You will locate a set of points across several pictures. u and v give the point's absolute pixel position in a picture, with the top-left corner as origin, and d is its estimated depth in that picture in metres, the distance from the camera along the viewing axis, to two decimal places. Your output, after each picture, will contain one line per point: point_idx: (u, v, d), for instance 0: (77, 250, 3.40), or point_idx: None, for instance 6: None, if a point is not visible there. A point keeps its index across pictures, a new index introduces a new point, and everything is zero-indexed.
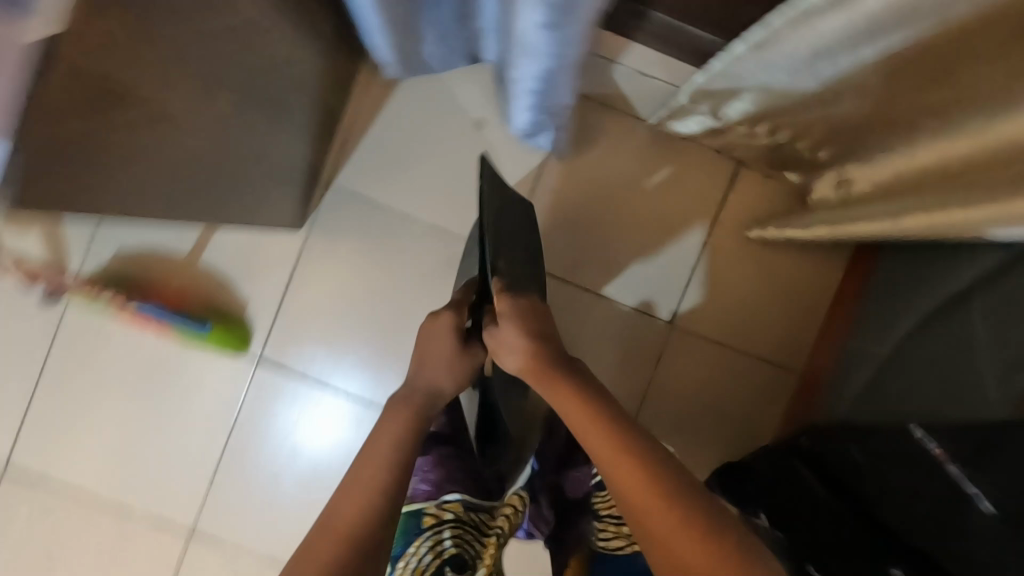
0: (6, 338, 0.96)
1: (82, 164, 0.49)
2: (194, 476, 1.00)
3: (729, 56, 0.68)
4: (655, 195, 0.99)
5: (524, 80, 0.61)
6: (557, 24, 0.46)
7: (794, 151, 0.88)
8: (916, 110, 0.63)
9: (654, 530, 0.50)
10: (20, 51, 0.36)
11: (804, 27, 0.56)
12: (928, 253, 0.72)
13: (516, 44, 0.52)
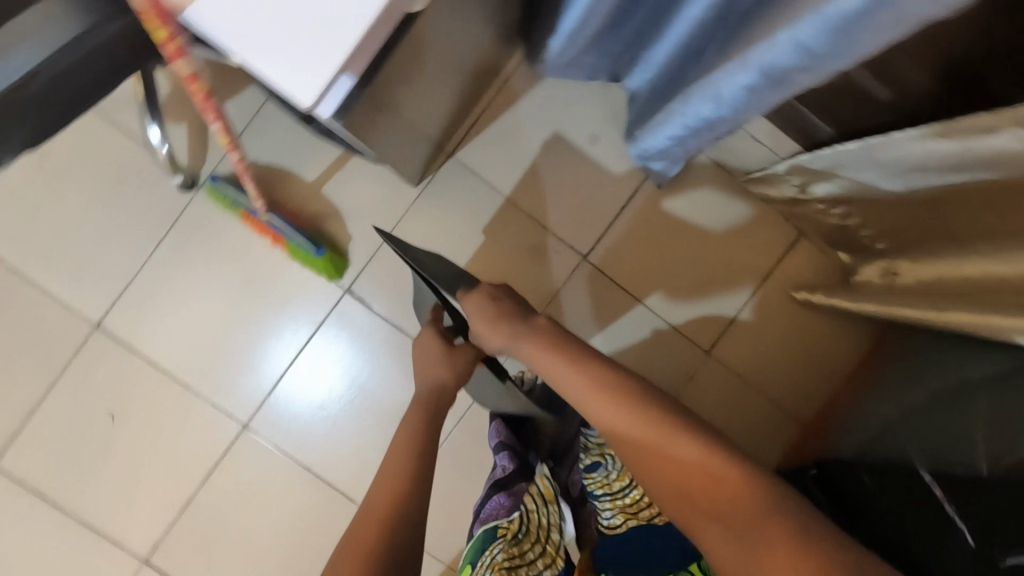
0: (133, 212, 1.06)
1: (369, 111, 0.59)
2: (245, 382, 1.11)
3: (844, 149, 0.83)
4: (723, 241, 1.13)
5: (688, 114, 0.74)
6: (756, 93, 0.59)
7: (854, 235, 1.02)
8: (979, 227, 0.77)
9: (661, 457, 0.62)
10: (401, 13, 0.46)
11: (918, 143, 0.71)
12: (950, 346, 0.86)
13: (708, 89, 0.65)
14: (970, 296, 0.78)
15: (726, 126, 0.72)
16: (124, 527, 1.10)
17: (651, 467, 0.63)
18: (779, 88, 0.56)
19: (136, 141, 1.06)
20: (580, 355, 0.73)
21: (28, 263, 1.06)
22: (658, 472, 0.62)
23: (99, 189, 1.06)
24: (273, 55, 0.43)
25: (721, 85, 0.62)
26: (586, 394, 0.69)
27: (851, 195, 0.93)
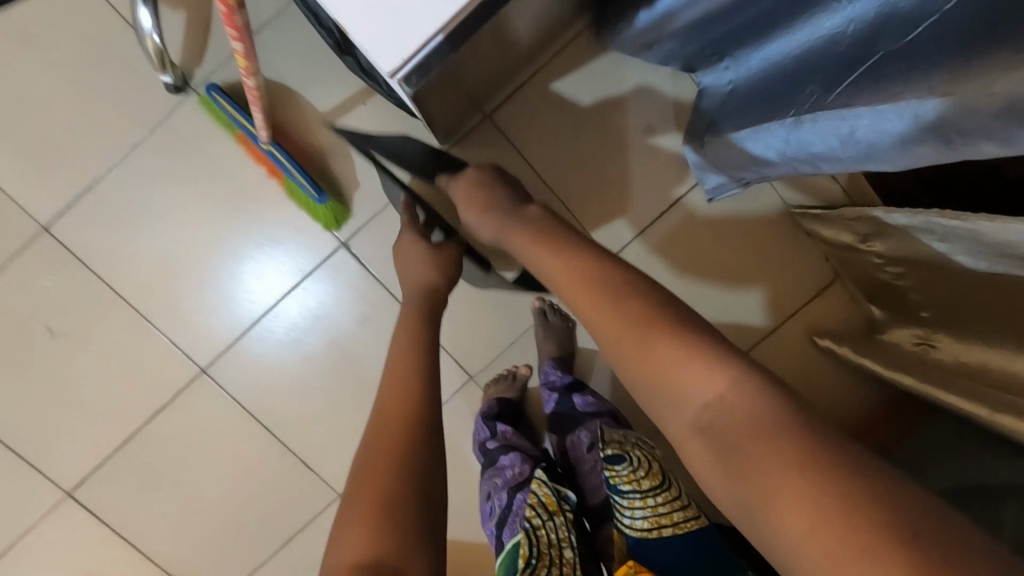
0: (106, 104, 0.90)
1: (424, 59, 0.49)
2: (204, 319, 0.98)
3: (916, 216, 0.74)
4: (756, 269, 1.05)
5: (797, 135, 0.64)
6: (916, 141, 0.49)
7: (897, 296, 0.95)
8: None
9: (660, 362, 0.55)
10: None
11: (995, 225, 0.62)
12: (982, 441, 0.81)
13: (848, 113, 0.55)
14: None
15: (835, 168, 0.63)
16: (52, 455, 0.98)
17: (621, 351, 0.58)
18: (953, 149, 0.47)
19: (121, 20, 0.88)
20: (564, 244, 0.67)
21: None
22: (628, 357, 0.57)
23: (67, 69, 0.89)
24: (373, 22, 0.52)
25: (871, 117, 0.53)
26: (565, 280, 0.64)
27: (908, 262, 0.85)
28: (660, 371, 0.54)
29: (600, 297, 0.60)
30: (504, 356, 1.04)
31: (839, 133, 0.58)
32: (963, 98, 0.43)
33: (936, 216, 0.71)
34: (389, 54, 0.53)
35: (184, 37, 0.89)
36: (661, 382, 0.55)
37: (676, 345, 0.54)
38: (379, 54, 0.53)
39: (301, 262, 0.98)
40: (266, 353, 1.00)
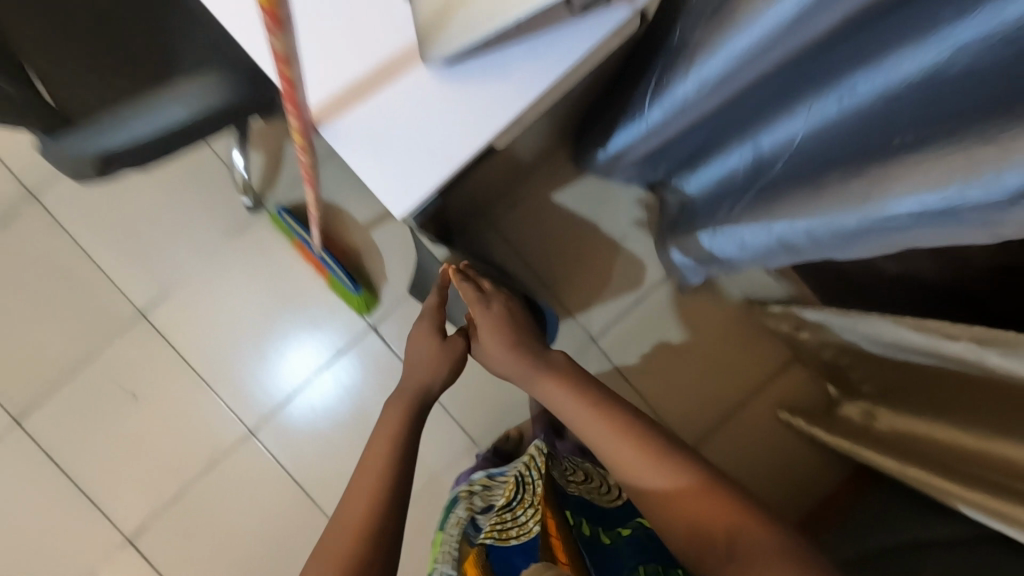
0: (196, 218, 1.17)
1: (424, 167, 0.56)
2: (254, 388, 1.19)
3: (834, 316, 0.90)
4: (724, 350, 1.22)
5: (717, 241, 0.84)
6: (779, 249, 0.69)
7: (844, 374, 1.09)
8: (953, 399, 0.84)
9: (692, 514, 0.62)
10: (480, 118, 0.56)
11: (892, 327, 0.77)
12: (923, 503, 0.90)
13: (740, 229, 0.75)
14: (937, 463, 0.84)
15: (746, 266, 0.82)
16: (116, 500, 1.16)
17: (638, 484, 0.68)
18: (804, 253, 0.66)
19: (218, 156, 1.17)
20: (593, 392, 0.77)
21: (94, 243, 1.16)
22: (644, 493, 0.68)
23: (171, 193, 1.17)
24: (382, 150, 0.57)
25: (752, 233, 0.72)
26: (598, 426, 0.73)
27: (841, 345, 1.00)
28: (677, 508, 0.63)
29: (619, 440, 0.70)
30: (503, 426, 1.20)
31: (742, 243, 0.76)
32: (794, 220, 0.63)
33: (850, 318, 0.86)
34: (397, 199, 0.57)
35: (261, 170, 1.17)
36: (667, 506, 0.64)
37: (683, 482, 0.65)
38: (388, 197, 0.57)
39: (337, 341, 1.19)
40: (302, 418, 1.19)
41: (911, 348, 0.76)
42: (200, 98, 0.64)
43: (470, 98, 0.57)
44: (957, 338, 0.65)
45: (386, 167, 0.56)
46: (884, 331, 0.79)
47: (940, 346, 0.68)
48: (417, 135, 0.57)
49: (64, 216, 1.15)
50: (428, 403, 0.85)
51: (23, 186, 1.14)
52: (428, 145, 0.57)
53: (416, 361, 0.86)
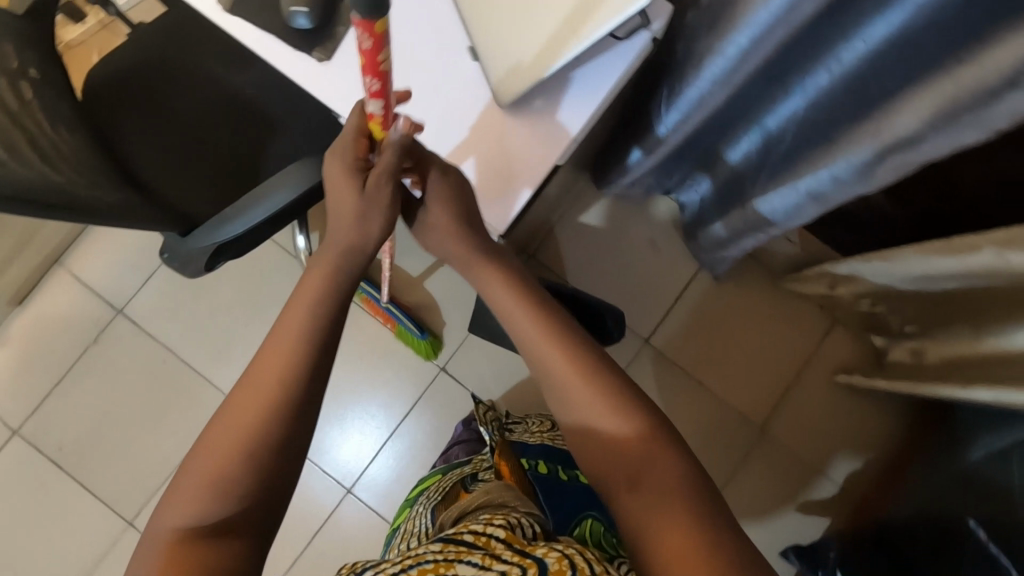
0: (266, 303, 1.28)
1: (504, 186, 0.66)
2: (346, 447, 1.28)
3: (862, 261, 0.99)
4: (768, 326, 1.29)
5: (744, 216, 0.95)
6: (802, 206, 0.80)
7: (886, 320, 1.17)
8: (995, 311, 0.91)
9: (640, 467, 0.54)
10: (547, 137, 0.66)
11: (924, 258, 0.85)
12: (985, 416, 0.95)
13: (765, 197, 0.85)
14: (985, 373, 0.91)
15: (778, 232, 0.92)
16: None
17: (591, 432, 0.57)
18: (816, 206, 0.78)
19: (276, 244, 1.29)
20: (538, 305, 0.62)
21: (178, 343, 1.27)
22: (592, 441, 0.57)
23: (240, 284, 1.28)
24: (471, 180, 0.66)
25: (776, 197, 0.83)
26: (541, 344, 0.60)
27: (877, 292, 1.09)
28: (605, 438, 0.56)
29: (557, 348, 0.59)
30: None
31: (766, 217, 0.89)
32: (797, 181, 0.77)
33: (880, 261, 0.95)
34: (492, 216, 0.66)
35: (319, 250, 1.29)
36: (603, 450, 0.56)
37: (618, 411, 0.56)
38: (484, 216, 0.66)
39: (412, 388, 1.30)
40: (393, 465, 1.28)
41: (944, 272, 0.85)
42: (299, 176, 0.75)
43: (533, 122, 0.66)
44: (979, 241, 0.74)
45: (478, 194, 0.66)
46: (908, 261, 0.89)
47: (966, 255, 0.78)
48: (496, 162, 0.66)
49: (149, 324, 1.27)
50: (360, 265, 0.62)
51: (111, 305, 1.26)
52: (507, 168, 0.66)
53: (336, 210, 0.61)
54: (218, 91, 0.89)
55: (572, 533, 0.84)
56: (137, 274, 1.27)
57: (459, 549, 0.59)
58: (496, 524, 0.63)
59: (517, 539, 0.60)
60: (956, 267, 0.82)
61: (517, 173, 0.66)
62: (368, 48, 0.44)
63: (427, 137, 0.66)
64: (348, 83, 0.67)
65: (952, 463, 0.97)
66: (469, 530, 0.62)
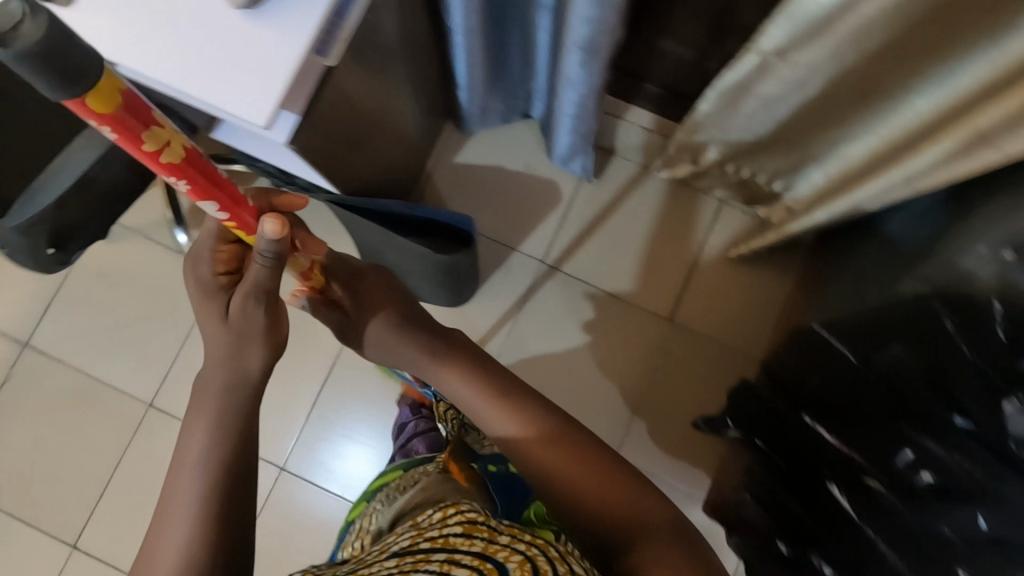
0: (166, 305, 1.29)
1: (261, 78, 0.64)
2: (271, 428, 1.28)
3: (696, 116, 0.99)
4: (658, 222, 1.32)
5: (566, 106, 0.96)
6: (587, 67, 0.81)
7: (756, 185, 1.18)
8: (827, 131, 0.92)
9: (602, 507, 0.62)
10: (294, 21, 0.65)
11: (734, 91, 0.87)
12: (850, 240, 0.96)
13: (562, 78, 0.87)
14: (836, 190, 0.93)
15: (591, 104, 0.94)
16: None
17: (554, 480, 0.64)
18: (596, 57, 0.79)
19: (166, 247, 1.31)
20: (482, 372, 0.72)
21: (90, 364, 1.27)
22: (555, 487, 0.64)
23: (137, 293, 1.29)
24: (226, 79, 0.64)
25: (566, 70, 0.84)
26: (492, 406, 0.69)
27: (731, 152, 1.10)
28: (563, 472, 0.64)
29: (497, 400, 0.69)
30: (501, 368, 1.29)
31: (576, 102, 0.93)
32: (568, 47, 0.78)
33: (709, 112, 0.96)
34: (254, 110, 0.64)
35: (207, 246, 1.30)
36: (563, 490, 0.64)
37: (566, 445, 0.65)
38: (246, 112, 0.64)
39: (327, 360, 1.30)
40: (324, 436, 1.28)
41: (751, 92, 0.86)
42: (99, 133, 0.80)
43: (278, 9, 0.65)
44: (761, 47, 0.75)
45: (236, 93, 0.64)
46: (733, 100, 0.90)
47: (766, 67, 0.79)
48: (249, 57, 0.65)
49: (56, 350, 1.28)
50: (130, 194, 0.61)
51: (16, 339, 1.28)
52: (261, 60, 0.64)
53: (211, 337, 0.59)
54: None
55: (521, 517, 0.87)
56: (37, 305, 1.29)
57: (416, 557, 0.61)
58: (454, 523, 0.66)
59: (477, 533, 0.63)
60: (772, 89, 0.84)
61: (271, 62, 0.65)
62: (120, 137, 0.41)
63: (172, 46, 0.65)
64: (96, 20, 0.65)
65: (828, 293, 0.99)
66: (424, 539, 0.64)
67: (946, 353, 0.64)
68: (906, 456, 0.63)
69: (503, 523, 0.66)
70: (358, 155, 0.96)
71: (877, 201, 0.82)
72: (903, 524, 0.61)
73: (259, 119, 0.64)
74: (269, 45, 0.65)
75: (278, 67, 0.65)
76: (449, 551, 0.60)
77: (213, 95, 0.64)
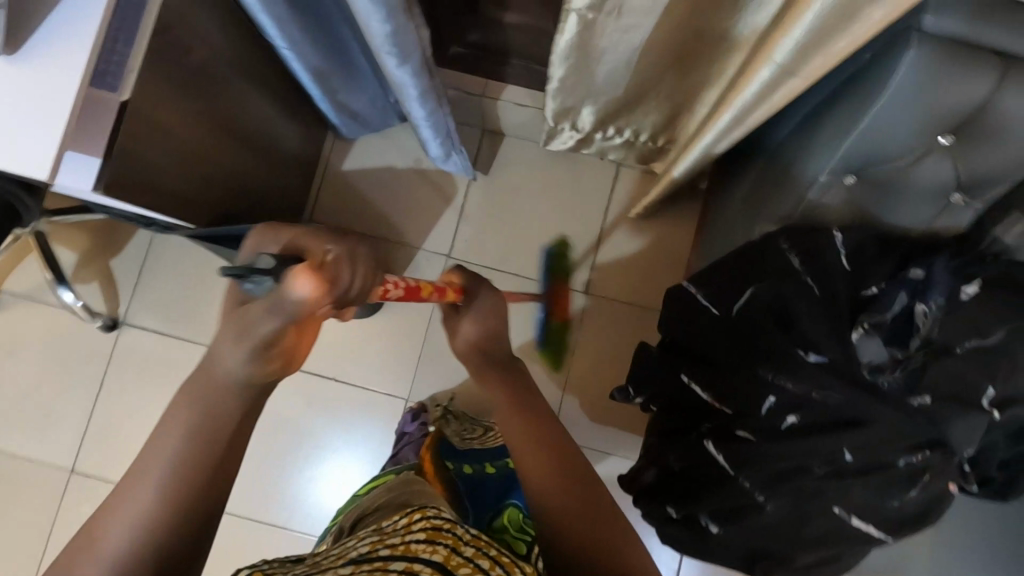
0: (70, 365, 1.24)
1: (36, 128, 0.60)
2: None
3: (555, 83, 0.94)
4: (560, 196, 1.29)
5: (416, 113, 0.91)
6: (409, 67, 0.77)
7: (643, 144, 1.15)
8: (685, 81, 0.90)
9: (609, 542, 0.54)
10: (63, 63, 0.61)
11: (575, 54, 0.83)
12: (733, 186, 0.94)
13: (392, 82, 0.81)
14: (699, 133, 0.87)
15: (433, 105, 0.89)
16: None
17: (568, 525, 0.55)
18: (411, 57, 0.75)
19: (59, 307, 1.25)
20: (521, 405, 0.64)
21: (4, 439, 1.23)
22: (566, 532, 0.55)
23: (39, 357, 1.24)
24: None
25: (392, 75, 0.79)
26: (520, 437, 0.61)
27: (609, 114, 1.07)
28: (572, 516, 0.55)
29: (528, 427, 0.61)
30: (426, 370, 1.27)
31: (424, 108, 0.88)
32: (380, 53, 0.73)
33: (564, 77, 0.91)
34: (33, 162, 0.60)
35: (103, 298, 1.26)
36: (581, 534, 0.54)
37: (580, 485, 0.57)
38: (25, 165, 0.60)
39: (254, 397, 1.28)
40: (260, 470, 1.25)
41: (591, 50, 0.82)
42: None
43: (39, 53, 0.60)
44: (575, 4, 0.71)
45: (7, 148, 0.59)
46: (580, 60, 0.85)
47: (591, 22, 0.75)
48: (15, 108, 0.60)
49: None
50: None
51: None
52: (31, 110, 0.60)
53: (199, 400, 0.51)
54: None
55: (490, 524, 0.82)
56: None
57: (376, 564, 0.50)
58: (417, 527, 0.55)
59: (441, 540, 0.53)
60: (610, 45, 0.80)
61: (44, 107, 0.60)
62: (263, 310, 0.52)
63: None
64: None
65: (714, 240, 0.97)
66: (384, 541, 0.53)
67: (789, 292, 0.64)
68: (769, 402, 0.63)
69: (472, 532, 0.56)
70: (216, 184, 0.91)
71: (720, 146, 0.81)
72: (774, 467, 0.62)
73: (41, 172, 0.60)
74: (37, 92, 0.60)
75: (53, 111, 0.60)
76: (414, 560, 0.50)
77: None
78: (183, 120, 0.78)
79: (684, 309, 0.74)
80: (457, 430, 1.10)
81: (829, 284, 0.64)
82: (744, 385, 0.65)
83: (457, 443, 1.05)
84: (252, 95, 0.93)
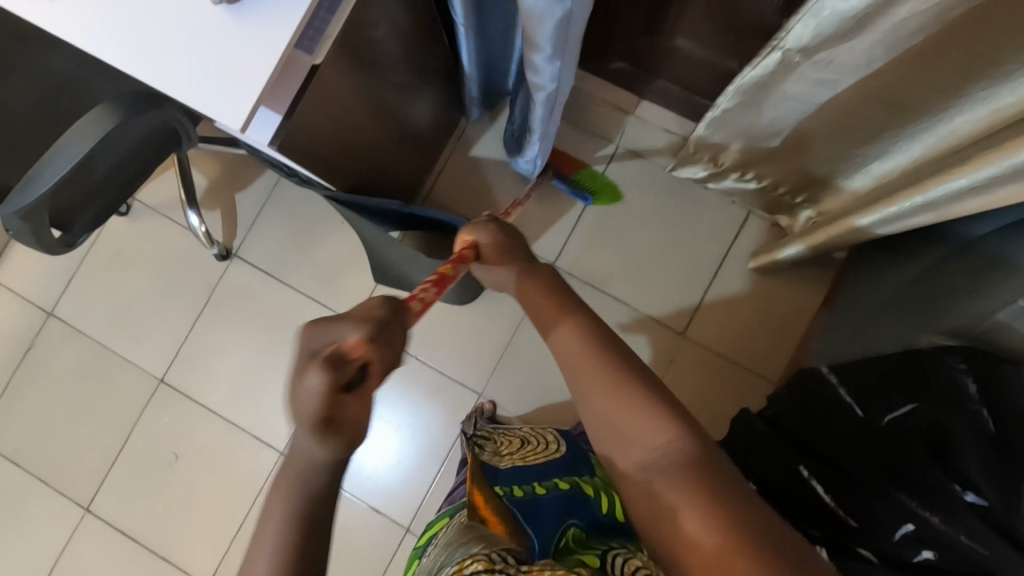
0: (180, 284, 1.31)
1: (239, 80, 0.61)
2: (270, 416, 1.27)
3: (716, 111, 0.85)
4: (677, 229, 1.24)
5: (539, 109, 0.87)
6: (557, 62, 0.73)
7: (779, 197, 1.07)
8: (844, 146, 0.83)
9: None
10: (273, 23, 0.62)
11: (769, 94, 0.77)
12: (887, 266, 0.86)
13: (531, 75, 0.78)
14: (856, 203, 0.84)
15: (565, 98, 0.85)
16: (176, 546, 1.25)
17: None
18: (567, 48, 0.71)
19: (182, 228, 1.32)
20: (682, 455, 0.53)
21: (107, 336, 1.31)
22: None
23: (154, 270, 1.32)
24: (203, 82, 0.61)
25: (536, 68, 0.76)
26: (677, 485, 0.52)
27: (751, 160, 0.99)
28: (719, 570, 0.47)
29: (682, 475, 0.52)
30: (505, 370, 1.27)
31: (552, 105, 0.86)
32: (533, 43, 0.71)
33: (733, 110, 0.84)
34: (230, 112, 0.61)
35: (221, 228, 1.32)
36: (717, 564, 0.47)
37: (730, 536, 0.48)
38: (222, 114, 0.61)
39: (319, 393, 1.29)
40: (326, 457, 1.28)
41: (760, 88, 0.76)
42: (91, 126, 0.76)
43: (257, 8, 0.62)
44: (786, 43, 0.65)
45: (213, 98, 0.61)
46: (755, 98, 0.79)
47: (791, 66, 0.69)
48: (225, 58, 0.61)
49: (76, 320, 1.32)
50: None
51: (41, 307, 1.33)
52: (239, 65, 0.61)
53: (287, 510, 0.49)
54: (47, 73, 0.91)
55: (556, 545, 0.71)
56: (59, 277, 1.34)
57: None
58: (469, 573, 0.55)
59: None
60: (798, 89, 0.73)
61: (250, 62, 0.62)
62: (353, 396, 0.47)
63: (137, 44, 0.62)
64: (76, 9, 0.62)
65: (847, 323, 0.90)
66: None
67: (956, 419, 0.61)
68: (905, 529, 0.57)
69: (525, 568, 0.55)
70: (361, 150, 0.91)
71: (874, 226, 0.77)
72: None
73: (235, 123, 0.61)
74: (247, 45, 0.62)
75: (256, 67, 0.61)
76: None
77: (187, 99, 0.61)
78: (349, 88, 0.78)
79: (812, 402, 0.72)
80: (491, 450, 1.05)
81: (1005, 423, 0.59)
82: (876, 498, 0.60)
83: (497, 462, 1.00)
84: (411, 71, 0.92)
